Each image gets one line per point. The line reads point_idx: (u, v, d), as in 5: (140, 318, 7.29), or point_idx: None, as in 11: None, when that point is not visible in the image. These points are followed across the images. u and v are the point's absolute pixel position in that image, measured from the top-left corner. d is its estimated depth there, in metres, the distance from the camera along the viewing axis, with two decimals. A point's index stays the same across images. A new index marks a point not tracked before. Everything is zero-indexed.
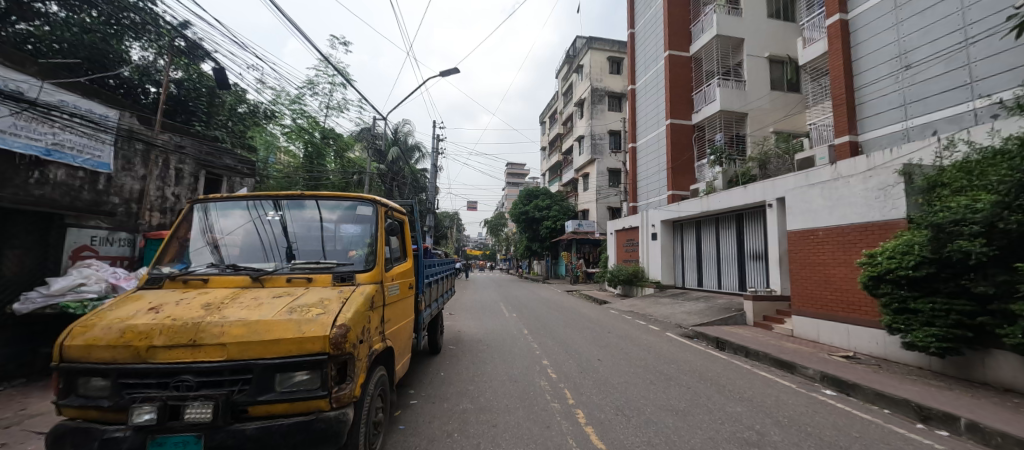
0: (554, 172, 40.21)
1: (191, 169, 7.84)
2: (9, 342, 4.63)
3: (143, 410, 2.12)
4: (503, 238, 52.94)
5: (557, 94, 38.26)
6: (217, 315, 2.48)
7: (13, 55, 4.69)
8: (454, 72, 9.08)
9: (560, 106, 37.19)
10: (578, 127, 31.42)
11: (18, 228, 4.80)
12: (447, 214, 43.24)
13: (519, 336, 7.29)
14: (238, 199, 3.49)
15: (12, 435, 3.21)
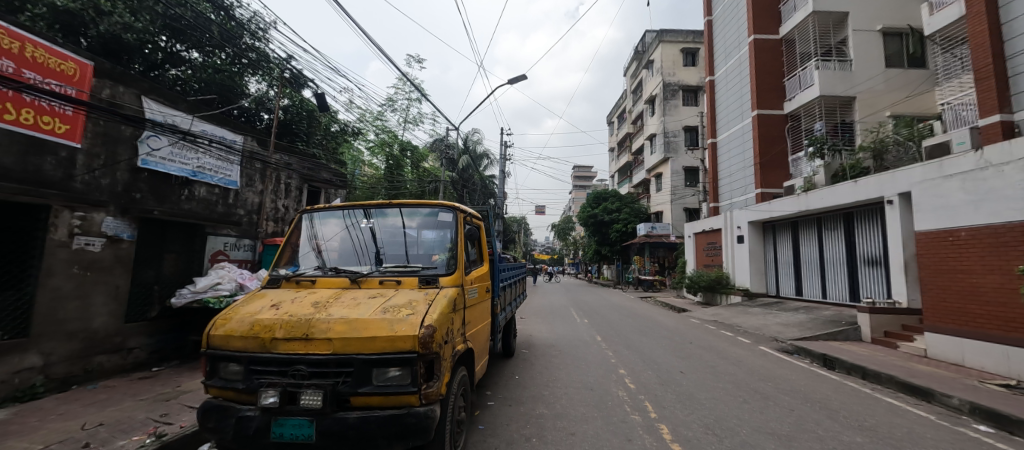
0: (624, 173, 38.77)
1: (297, 183, 8.90)
2: (166, 330, 5.67)
3: (268, 394, 2.44)
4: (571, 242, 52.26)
5: (626, 93, 36.97)
6: (324, 313, 2.77)
7: (172, 96, 5.78)
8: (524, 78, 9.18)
9: (629, 105, 35.86)
10: (648, 125, 30.02)
11: (172, 237, 5.85)
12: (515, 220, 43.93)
13: (595, 342, 7.09)
14: (336, 209, 3.89)
15: (171, 406, 3.89)
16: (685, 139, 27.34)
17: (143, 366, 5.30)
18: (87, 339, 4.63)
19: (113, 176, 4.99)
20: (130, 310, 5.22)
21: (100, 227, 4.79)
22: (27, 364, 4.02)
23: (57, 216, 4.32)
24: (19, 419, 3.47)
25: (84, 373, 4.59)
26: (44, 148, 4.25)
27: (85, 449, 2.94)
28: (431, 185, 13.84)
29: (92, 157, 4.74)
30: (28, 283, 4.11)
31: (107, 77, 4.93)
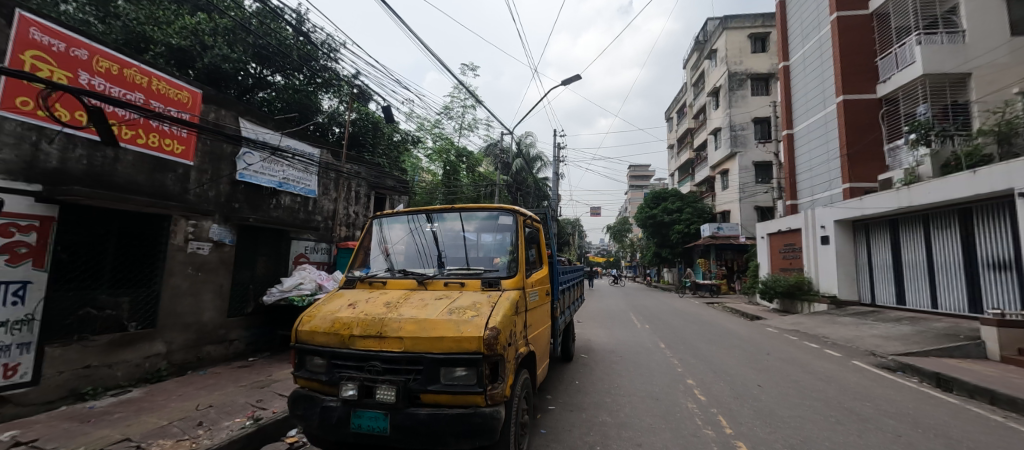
0: (685, 171, 36.71)
1: (365, 191, 9.53)
2: (259, 325, 6.36)
3: (348, 387, 2.63)
4: (627, 245, 50.42)
5: (686, 86, 35.11)
6: (396, 313, 2.92)
7: (264, 117, 6.48)
8: (578, 77, 9.02)
9: (690, 98, 33.89)
10: (712, 119, 28.21)
11: (263, 241, 6.56)
12: (569, 222, 43.35)
13: (659, 350, 6.75)
14: (403, 214, 4.10)
15: (265, 393, 4.34)
16: (755, 131, 25.31)
17: (241, 356, 5.99)
18: (198, 330, 5.34)
19: (217, 188, 5.70)
20: (231, 306, 5.93)
21: (208, 233, 5.50)
22: (153, 352, 4.76)
23: (177, 225, 5.08)
24: (149, 397, 4.08)
25: (196, 360, 5.31)
26: (165, 167, 4.98)
27: (200, 427, 3.38)
28: (486, 189, 14.12)
29: (202, 172, 5.45)
30: (155, 282, 4.87)
31: (213, 103, 5.66)
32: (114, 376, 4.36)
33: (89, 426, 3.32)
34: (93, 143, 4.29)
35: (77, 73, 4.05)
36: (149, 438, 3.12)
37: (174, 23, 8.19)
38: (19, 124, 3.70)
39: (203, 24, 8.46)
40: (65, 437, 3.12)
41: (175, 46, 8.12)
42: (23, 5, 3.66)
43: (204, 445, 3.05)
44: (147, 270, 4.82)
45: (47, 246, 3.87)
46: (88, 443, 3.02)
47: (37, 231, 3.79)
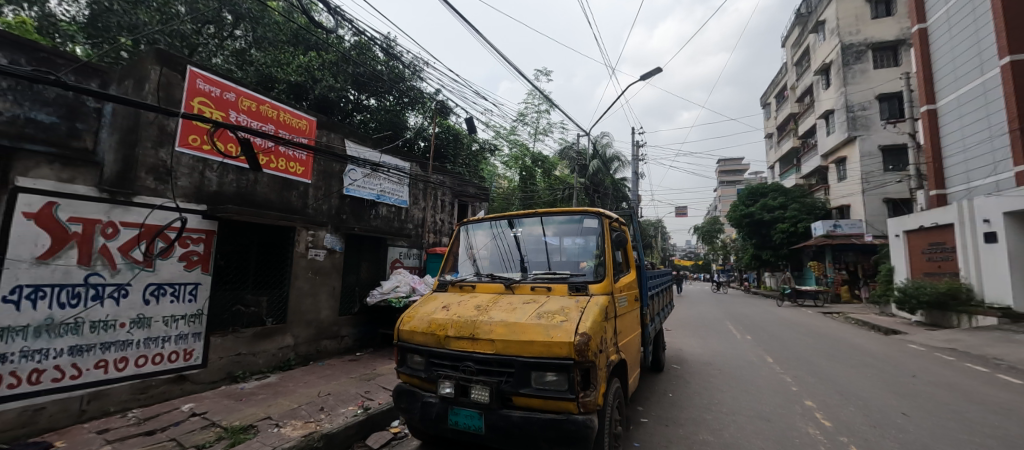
0: (790, 163, 32.44)
1: (450, 199, 10.04)
2: (364, 323, 7.05)
3: (445, 385, 2.79)
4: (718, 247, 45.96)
5: (785, 67, 31.23)
6: (486, 316, 3.01)
7: (365, 137, 7.20)
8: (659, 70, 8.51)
9: (793, 79, 29.84)
10: (822, 100, 24.61)
11: (365, 248, 7.28)
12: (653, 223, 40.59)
13: (767, 364, 6.00)
14: (488, 220, 4.24)
15: (371, 385, 4.78)
16: (883, 110, 21.52)
17: (350, 350, 6.70)
18: (316, 326, 6.09)
19: (329, 202, 6.46)
20: (341, 305, 6.69)
21: (323, 241, 6.25)
22: (283, 344, 5.55)
23: (299, 235, 5.83)
24: (281, 383, 4.77)
25: (316, 353, 6.08)
26: (291, 185, 5.83)
27: (322, 412, 3.86)
28: (563, 193, 13.96)
29: (317, 188, 6.24)
30: (284, 284, 5.69)
31: (325, 128, 6.46)
32: (256, 363, 5.18)
33: (241, 404, 4.00)
34: (242, 170, 5.19)
35: (228, 112, 4.98)
36: (284, 418, 3.64)
37: (291, 62, 9.54)
38: (192, 158, 4.65)
39: (313, 61, 9.75)
40: (226, 411, 3.80)
41: (293, 82, 9.47)
42: (193, 63, 4.61)
43: (326, 428, 3.48)
44: (278, 273, 5.67)
45: (209, 254, 4.77)
46: (241, 418, 3.64)
47: (203, 242, 4.72)
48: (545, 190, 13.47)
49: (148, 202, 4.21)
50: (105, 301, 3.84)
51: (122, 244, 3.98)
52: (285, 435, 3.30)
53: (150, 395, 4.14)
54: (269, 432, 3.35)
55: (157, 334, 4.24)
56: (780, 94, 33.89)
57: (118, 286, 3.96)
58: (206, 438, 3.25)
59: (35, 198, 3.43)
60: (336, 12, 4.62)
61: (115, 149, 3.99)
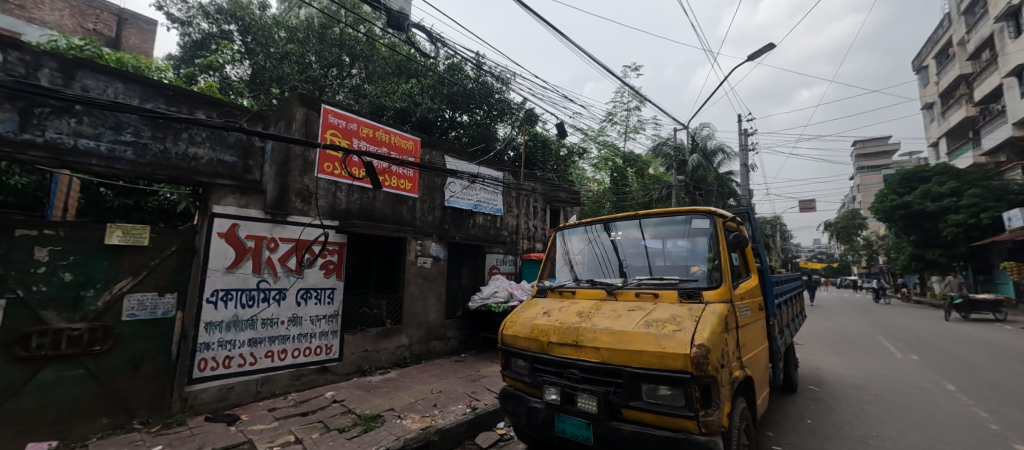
0: (964, 137, 25.55)
1: (542, 205, 10.01)
2: (467, 327, 7.43)
3: (550, 391, 2.79)
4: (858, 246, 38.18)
5: (948, 18, 24.88)
6: (589, 323, 2.92)
7: (462, 151, 7.63)
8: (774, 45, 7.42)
9: (962, 31, 23.57)
10: (1010, 52, 18.96)
11: (465, 255, 7.70)
12: (769, 219, 35.48)
13: (951, 394, 4.72)
14: (584, 225, 4.15)
15: (476, 386, 5.01)
16: None
17: (455, 352, 7.14)
18: (426, 328, 6.62)
19: (433, 214, 6.96)
20: (446, 309, 7.19)
21: (430, 250, 6.77)
22: (400, 343, 6.15)
23: (409, 245, 6.43)
24: (399, 378, 5.29)
25: (427, 352, 6.62)
26: (402, 200, 6.44)
27: (436, 408, 4.18)
28: (660, 193, 12.99)
29: (423, 201, 6.78)
30: (398, 289, 6.32)
31: (428, 146, 7.02)
32: (379, 359, 5.84)
33: (369, 395, 4.54)
34: (363, 189, 5.90)
35: (352, 140, 5.77)
36: (405, 411, 4.03)
37: (396, 90, 10.50)
38: (327, 181, 5.44)
39: (414, 86, 10.57)
40: (358, 400, 4.35)
41: (398, 108, 10.45)
42: (325, 101, 5.44)
43: (440, 423, 3.76)
44: (394, 280, 6.32)
45: (342, 263, 5.53)
46: (371, 407, 4.13)
47: (337, 252, 5.49)
48: (639, 190, 12.71)
49: (299, 221, 5.09)
50: (271, 303, 4.75)
51: (280, 255, 4.88)
52: (406, 426, 3.65)
53: (303, 382, 4.96)
54: (393, 422, 3.75)
55: (306, 330, 5.05)
56: (943, 52, 27.00)
57: (279, 290, 4.84)
58: (345, 422, 3.76)
59: (224, 221, 4.42)
60: (436, 40, 5.03)
61: (275, 178, 4.87)
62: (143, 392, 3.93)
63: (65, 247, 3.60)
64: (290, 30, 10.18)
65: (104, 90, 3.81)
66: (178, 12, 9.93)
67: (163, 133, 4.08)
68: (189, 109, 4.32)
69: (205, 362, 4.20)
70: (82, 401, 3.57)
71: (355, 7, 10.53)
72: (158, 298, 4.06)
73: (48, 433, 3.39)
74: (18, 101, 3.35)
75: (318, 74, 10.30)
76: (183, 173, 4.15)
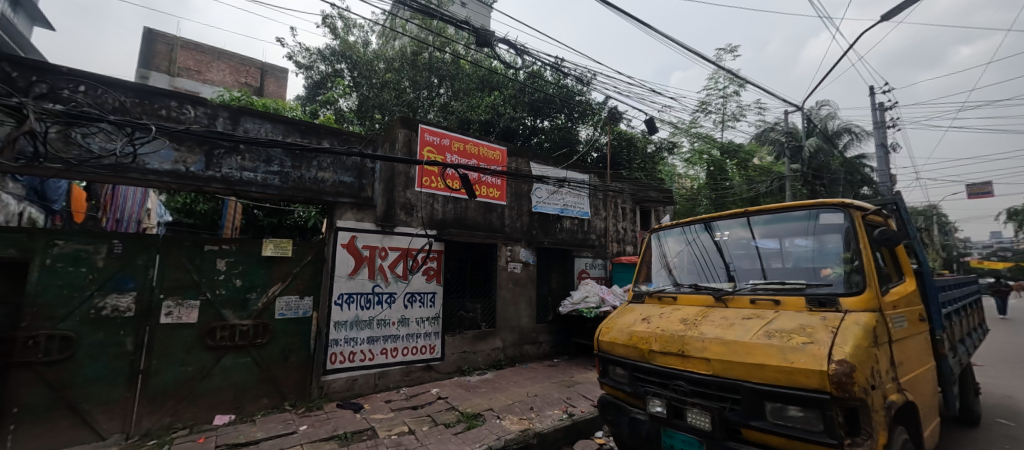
0: None
1: (632, 205, 9.51)
2: (558, 332, 7.41)
3: (655, 403, 2.63)
4: None
5: None
6: (696, 331, 2.67)
7: (546, 157, 7.68)
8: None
9: None
10: None
11: (553, 260, 7.70)
12: (920, 209, 28.82)
13: None
14: (682, 225, 3.86)
15: (572, 392, 4.95)
16: None
17: (547, 356, 7.17)
18: (519, 332, 6.77)
19: (522, 220, 7.09)
20: (537, 314, 7.28)
21: (519, 255, 6.93)
22: (495, 345, 6.40)
23: (500, 250, 6.66)
24: (496, 380, 5.50)
25: (520, 356, 6.76)
26: (492, 208, 6.69)
27: (533, 411, 4.24)
28: (769, 186, 11.44)
29: (512, 208, 6.96)
30: (491, 293, 6.59)
31: (513, 154, 7.21)
32: (477, 360, 6.14)
33: (470, 394, 4.80)
34: (457, 199, 6.26)
35: (445, 155, 6.22)
36: (503, 412, 4.17)
37: (480, 104, 10.99)
38: (426, 194, 5.89)
39: (497, 98, 11.03)
40: (460, 398, 4.63)
41: (482, 120, 10.93)
42: (422, 121, 5.94)
43: (538, 426, 3.83)
44: (486, 284, 6.62)
45: (441, 269, 5.95)
46: (472, 406, 4.36)
47: (436, 259, 5.92)
48: (742, 184, 11.37)
49: (404, 231, 5.63)
50: (383, 305, 5.32)
51: (390, 263, 5.44)
52: (506, 427, 3.79)
53: (411, 377, 5.44)
54: (493, 422, 3.91)
55: (412, 331, 5.54)
56: None
57: (390, 294, 5.40)
58: (451, 419, 4.02)
59: (346, 233, 5.09)
60: (520, 50, 5.18)
61: (383, 194, 5.44)
62: (291, 379, 4.71)
63: (237, 257, 4.52)
64: (388, 61, 11.34)
65: (260, 130, 4.69)
66: (303, 59, 11.80)
67: (300, 162, 4.86)
68: (317, 139, 5.08)
69: (336, 356, 4.86)
70: (250, 384, 4.47)
71: (441, 31, 11.37)
72: (300, 300, 4.85)
73: (228, 407, 4.34)
74: (204, 146, 4.29)
75: (412, 97, 11.29)
76: (314, 195, 4.90)
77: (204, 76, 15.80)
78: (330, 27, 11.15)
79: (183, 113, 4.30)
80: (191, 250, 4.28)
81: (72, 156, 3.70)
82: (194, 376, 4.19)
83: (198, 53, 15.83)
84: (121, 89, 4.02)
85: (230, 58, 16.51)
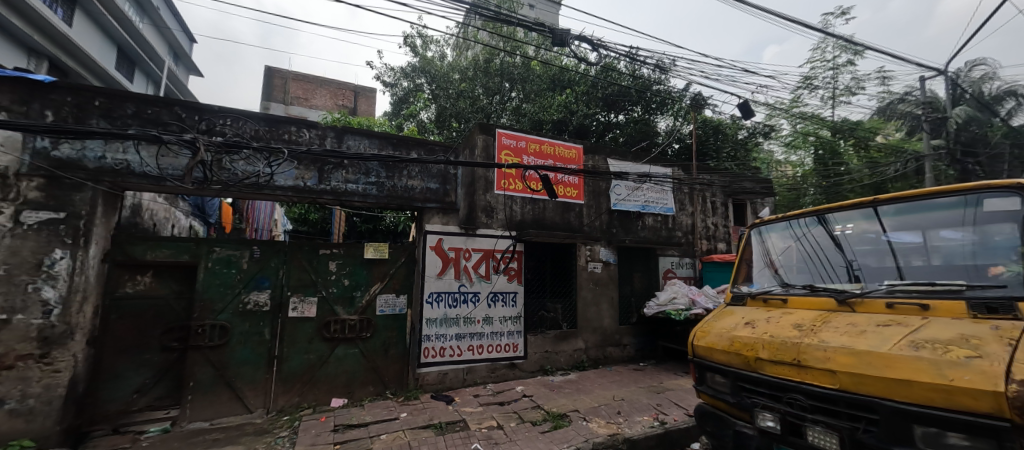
0: None
1: (722, 199, 8.68)
2: (643, 334, 7.09)
3: (766, 417, 2.38)
4: None
5: None
6: (815, 338, 2.34)
7: (625, 152, 7.39)
8: None
9: None
10: None
11: (635, 260, 7.39)
12: None
13: None
14: (789, 218, 3.44)
15: (662, 398, 4.69)
16: None
17: (633, 360, 6.88)
18: (601, 334, 6.62)
19: (601, 219, 6.91)
20: (620, 315, 7.04)
21: (599, 255, 6.78)
22: (576, 346, 6.34)
23: (579, 250, 6.58)
24: (580, 381, 5.44)
25: (603, 358, 6.60)
26: (570, 208, 6.63)
27: (621, 415, 4.13)
28: (900, 167, 9.57)
29: (590, 207, 6.82)
30: (571, 293, 6.55)
31: (589, 152, 7.07)
32: (559, 360, 6.14)
33: (554, 393, 4.82)
34: (535, 201, 6.32)
35: (522, 157, 6.33)
36: (590, 414, 4.12)
37: (552, 104, 10.98)
38: (505, 197, 6.03)
39: (569, 97, 10.93)
40: (545, 398, 4.67)
41: (555, 120, 10.89)
42: (499, 126, 6.13)
43: (627, 432, 3.72)
44: (566, 284, 6.59)
45: (521, 269, 6.07)
46: (557, 406, 4.37)
47: (516, 259, 6.05)
48: (862, 164, 9.49)
49: (486, 233, 5.83)
50: (468, 303, 5.58)
51: (473, 263, 5.69)
52: (593, 429, 3.76)
53: (497, 374, 5.63)
54: (580, 424, 3.89)
55: (496, 329, 5.74)
56: None
57: (474, 293, 5.65)
58: (537, 417, 4.09)
59: (434, 236, 5.46)
60: (596, 45, 5.07)
61: (465, 198, 5.71)
62: (391, 370, 5.17)
63: (344, 259, 5.10)
64: (462, 71, 11.85)
65: (360, 146, 5.24)
66: (389, 78, 12.93)
67: (394, 172, 5.33)
68: (406, 151, 5.54)
69: (428, 350, 5.23)
70: (358, 372, 5.02)
71: (511, 36, 11.62)
72: (396, 298, 5.31)
73: (342, 392, 4.91)
74: (317, 163, 4.93)
75: (485, 103, 11.66)
76: (406, 202, 5.35)
77: (310, 102, 18.20)
78: (411, 46, 12.07)
79: (300, 136, 4.99)
80: (309, 254, 4.94)
81: (224, 178, 4.51)
82: (314, 363, 4.83)
83: (306, 83, 18.28)
84: (255, 120, 4.81)
85: (331, 84, 18.77)
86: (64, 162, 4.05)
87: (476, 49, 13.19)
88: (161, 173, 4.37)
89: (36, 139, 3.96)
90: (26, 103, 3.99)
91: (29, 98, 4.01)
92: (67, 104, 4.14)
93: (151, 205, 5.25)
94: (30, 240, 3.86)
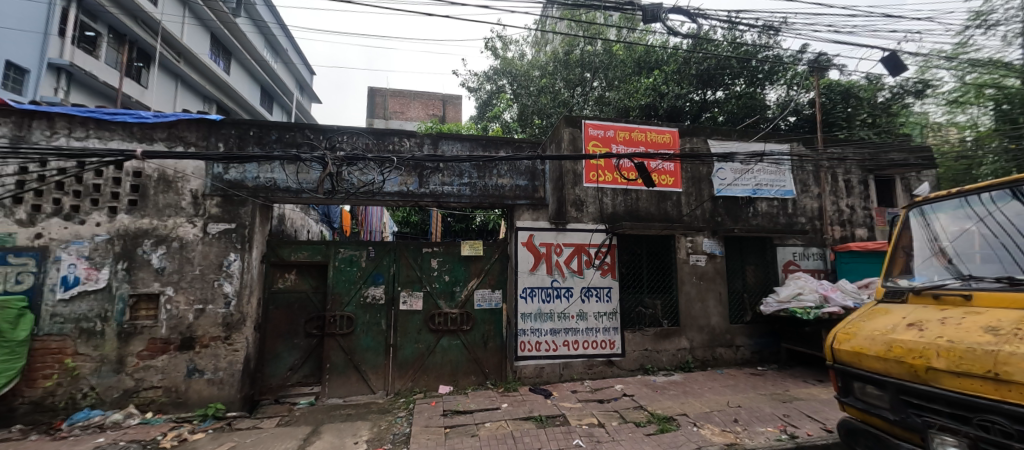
0: None
1: (859, 176, 7.27)
2: (760, 335, 6.32)
3: (946, 443, 1.95)
4: None
5: None
6: (1019, 345, 1.78)
7: (729, 131, 6.64)
8: None
9: None
10: None
11: (747, 251, 6.62)
12: None
13: None
14: (966, 194, 2.72)
15: (790, 409, 4.12)
16: None
17: (748, 363, 6.18)
18: (708, 333, 6.07)
19: (702, 207, 6.32)
20: (730, 313, 6.36)
21: (702, 246, 6.23)
22: (680, 345, 5.92)
23: (678, 242, 6.14)
24: (686, 383, 5.05)
25: (713, 359, 6.04)
26: (666, 197, 6.19)
27: (739, 425, 3.73)
28: None
29: (689, 195, 6.28)
30: (671, 288, 6.12)
31: (686, 135, 6.51)
32: (661, 360, 5.80)
33: (657, 395, 4.55)
34: (627, 191, 6.03)
35: (612, 146, 6.10)
36: (702, 420, 3.81)
37: (639, 88, 10.38)
38: (596, 189, 5.87)
39: (658, 78, 10.25)
40: (648, 398, 4.44)
41: (643, 104, 10.24)
42: (586, 117, 5.99)
43: (750, 443, 3.36)
44: (666, 279, 6.18)
45: (615, 263, 5.86)
46: (663, 408, 4.14)
47: (610, 253, 5.85)
48: None
49: (577, 227, 5.75)
50: (562, 298, 5.57)
51: (565, 258, 5.65)
52: (707, 437, 3.46)
53: (594, 371, 5.54)
54: (691, 429, 3.62)
55: (590, 325, 5.63)
56: None
57: (567, 288, 5.62)
58: (640, 418, 3.91)
59: (525, 233, 5.57)
60: (694, 15, 4.63)
61: (555, 193, 5.70)
62: (491, 361, 5.45)
63: (445, 257, 5.49)
64: (542, 67, 11.85)
65: (454, 149, 5.60)
66: (473, 83, 13.57)
67: (485, 172, 5.57)
68: (496, 151, 5.74)
69: (525, 344, 5.36)
70: (462, 362, 5.38)
71: (592, 24, 11.34)
72: (491, 293, 5.56)
73: (448, 380, 5.31)
74: (418, 169, 5.37)
75: (567, 96, 11.49)
76: (498, 200, 5.54)
77: (405, 115, 20.04)
78: (492, 49, 12.50)
79: (403, 145, 5.51)
80: (414, 253, 5.42)
81: (345, 188, 5.16)
82: (424, 352, 5.30)
83: (402, 98, 20.15)
84: (365, 134, 5.41)
85: (422, 96, 20.39)
86: (233, 183, 5.05)
87: (556, 42, 13.13)
88: (298, 187, 5.19)
89: (214, 167, 5.02)
90: (206, 139, 5.08)
91: (208, 134, 5.09)
92: (232, 136, 5.14)
93: (290, 215, 6.27)
94: (214, 246, 4.91)
